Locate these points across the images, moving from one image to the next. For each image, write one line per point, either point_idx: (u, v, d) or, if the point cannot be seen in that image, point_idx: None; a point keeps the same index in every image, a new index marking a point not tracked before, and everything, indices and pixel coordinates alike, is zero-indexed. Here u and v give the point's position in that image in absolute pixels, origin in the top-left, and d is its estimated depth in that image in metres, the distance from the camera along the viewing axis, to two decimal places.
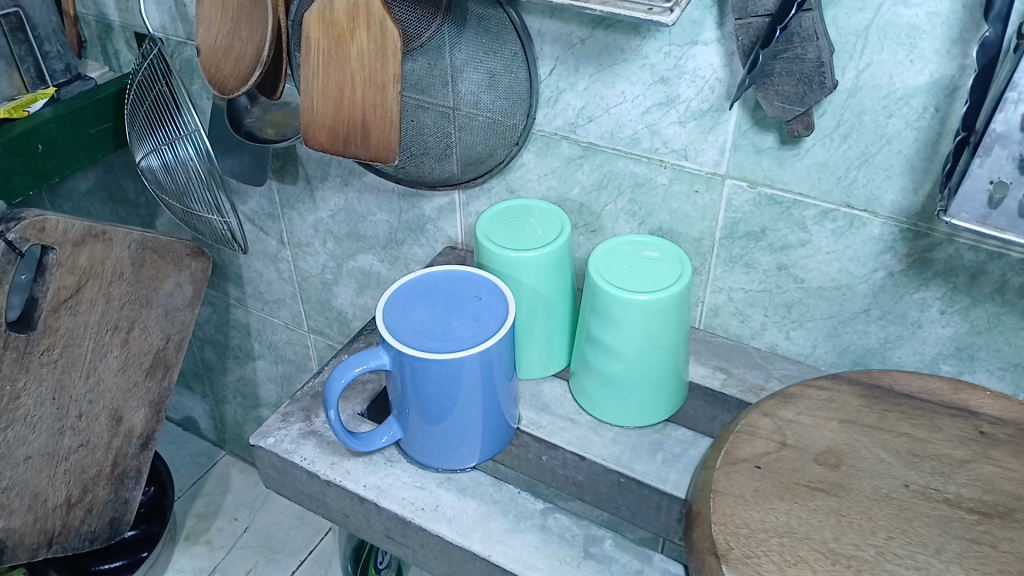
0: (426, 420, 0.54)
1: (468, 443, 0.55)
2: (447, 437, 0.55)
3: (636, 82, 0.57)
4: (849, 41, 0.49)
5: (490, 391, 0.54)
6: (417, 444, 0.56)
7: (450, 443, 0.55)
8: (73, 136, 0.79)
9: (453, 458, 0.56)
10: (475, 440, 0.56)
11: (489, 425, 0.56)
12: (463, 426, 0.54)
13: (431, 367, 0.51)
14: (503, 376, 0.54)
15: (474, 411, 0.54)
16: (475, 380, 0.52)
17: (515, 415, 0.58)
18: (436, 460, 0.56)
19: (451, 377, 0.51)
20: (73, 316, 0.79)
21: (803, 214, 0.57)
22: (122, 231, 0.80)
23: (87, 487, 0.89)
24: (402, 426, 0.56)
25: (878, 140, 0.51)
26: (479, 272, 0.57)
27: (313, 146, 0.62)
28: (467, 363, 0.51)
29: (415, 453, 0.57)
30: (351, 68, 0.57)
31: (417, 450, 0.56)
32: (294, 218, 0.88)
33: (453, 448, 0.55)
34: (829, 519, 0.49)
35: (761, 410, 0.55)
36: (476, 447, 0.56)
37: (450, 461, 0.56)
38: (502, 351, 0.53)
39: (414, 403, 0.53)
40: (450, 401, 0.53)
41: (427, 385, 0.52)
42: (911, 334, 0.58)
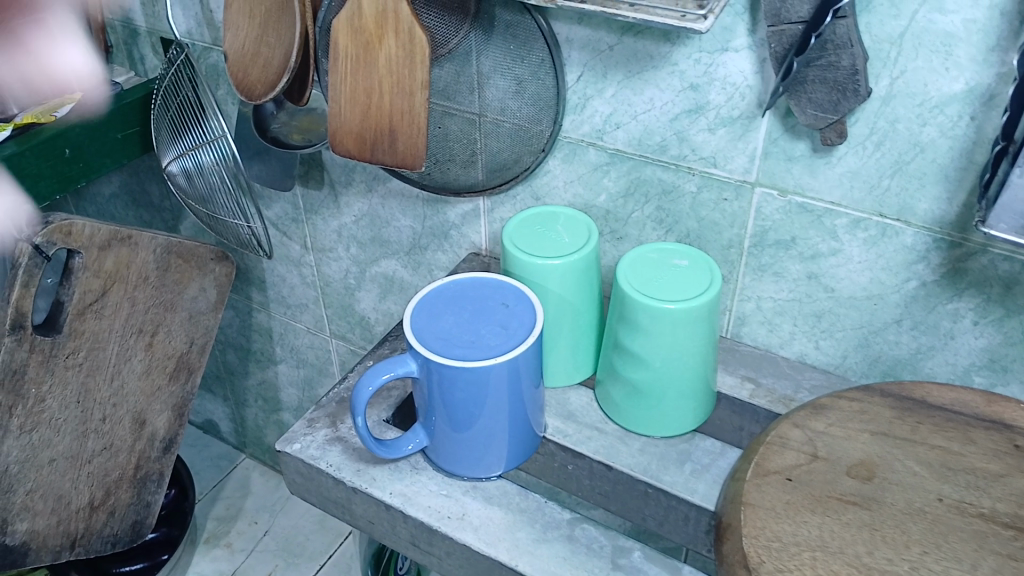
0: (452, 428, 0.54)
1: (494, 452, 0.55)
2: (473, 446, 0.54)
3: (666, 89, 0.56)
4: (883, 48, 0.48)
5: (517, 400, 0.53)
6: (443, 451, 0.56)
7: (476, 451, 0.55)
8: (100, 141, 0.79)
9: (479, 467, 0.56)
10: (502, 448, 0.55)
11: (516, 435, 0.55)
12: (489, 434, 0.54)
13: (457, 374, 0.50)
14: (530, 385, 0.54)
15: (500, 420, 0.54)
16: (502, 389, 0.52)
17: (541, 423, 0.58)
18: (462, 469, 0.56)
19: (478, 384, 0.51)
20: (98, 319, 0.79)
21: (834, 223, 0.56)
22: (147, 236, 0.80)
23: (110, 490, 0.89)
24: (428, 434, 0.55)
25: (911, 148, 0.51)
26: (506, 279, 0.56)
27: (339, 152, 0.62)
28: (494, 372, 0.50)
29: (441, 462, 0.56)
30: (379, 74, 0.57)
31: (443, 459, 0.56)
32: (318, 223, 0.88)
33: (479, 457, 0.55)
34: (862, 533, 0.48)
35: (791, 421, 0.55)
36: (501, 456, 0.56)
37: (476, 469, 0.56)
38: (530, 359, 0.52)
39: (440, 411, 0.53)
40: (476, 409, 0.52)
41: (453, 392, 0.51)
42: (943, 345, 0.57)
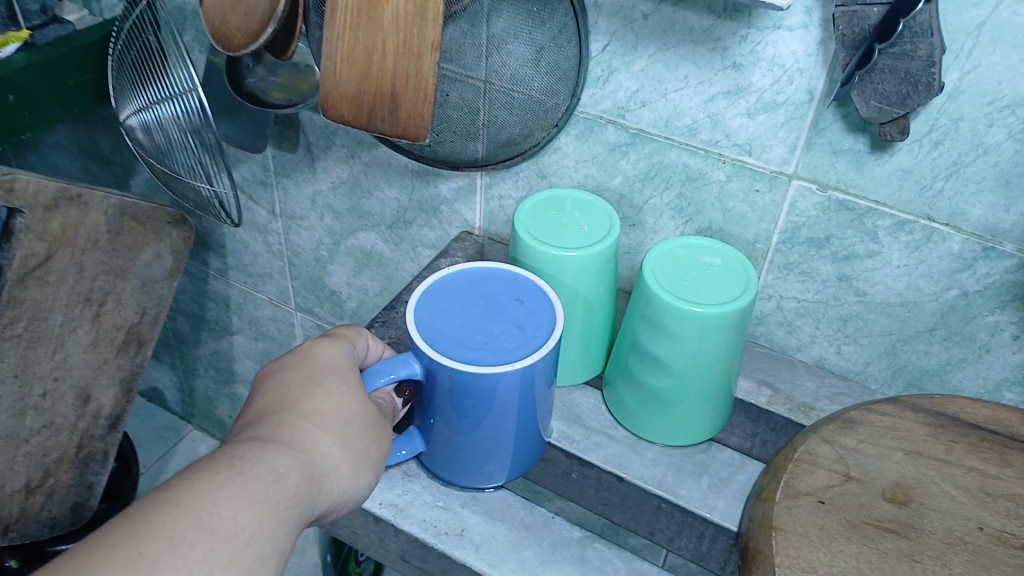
0: (455, 437, 0.48)
1: (497, 465, 0.49)
2: (475, 457, 0.49)
3: (704, 67, 0.51)
4: (958, 40, 0.44)
5: (529, 410, 0.47)
6: (439, 460, 0.50)
7: (478, 462, 0.49)
8: (48, 87, 0.70)
9: (478, 477, 0.50)
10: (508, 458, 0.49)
11: (522, 447, 0.49)
12: (494, 446, 0.48)
13: (468, 380, 0.44)
14: (545, 393, 0.48)
15: (508, 431, 0.48)
16: (515, 397, 0.46)
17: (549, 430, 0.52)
18: (459, 479, 0.50)
19: (490, 393, 0.45)
20: (41, 287, 0.71)
21: (876, 223, 0.52)
22: (99, 195, 0.72)
23: (49, 471, 0.82)
24: (424, 441, 0.49)
25: (973, 150, 0.46)
26: (520, 271, 0.50)
27: (332, 117, 0.55)
28: (510, 380, 0.44)
29: (436, 470, 0.50)
30: (383, 32, 0.50)
31: (438, 467, 0.50)
32: (290, 188, 0.80)
33: (481, 467, 0.49)
34: (901, 565, 0.44)
35: (820, 436, 0.51)
36: (503, 467, 0.50)
37: (474, 480, 0.50)
38: (547, 366, 0.46)
39: (443, 418, 0.47)
40: (485, 419, 0.46)
41: (461, 400, 0.45)
42: (976, 358, 0.54)
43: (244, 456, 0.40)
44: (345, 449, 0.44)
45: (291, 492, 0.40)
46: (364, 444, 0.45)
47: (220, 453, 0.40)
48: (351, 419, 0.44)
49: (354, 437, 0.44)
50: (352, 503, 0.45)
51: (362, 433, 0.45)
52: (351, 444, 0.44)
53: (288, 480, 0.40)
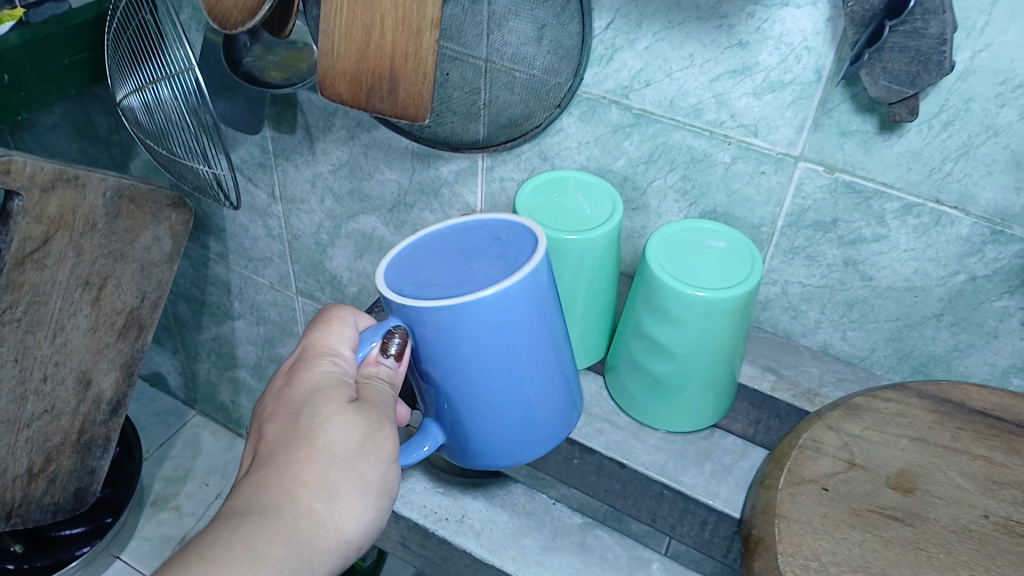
0: (473, 407, 0.42)
1: (534, 425, 0.44)
2: (504, 422, 0.43)
3: (709, 45, 0.50)
4: (971, 17, 0.43)
5: (542, 346, 0.42)
6: (471, 445, 0.45)
7: (511, 431, 0.44)
8: (43, 66, 0.69)
9: (520, 447, 0.45)
10: (538, 407, 0.44)
11: (552, 391, 0.44)
12: (520, 400, 0.43)
13: (451, 320, 0.39)
14: (555, 324, 0.42)
15: (527, 374, 0.42)
16: (514, 328, 0.40)
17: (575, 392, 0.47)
18: (498, 455, 0.45)
19: (482, 330, 0.39)
20: (39, 271, 0.69)
21: (884, 206, 0.51)
22: (97, 176, 0.70)
23: (51, 456, 0.80)
24: (445, 426, 0.45)
25: (984, 131, 0.45)
26: (486, 219, 0.45)
27: (330, 96, 0.54)
28: (496, 302, 0.38)
29: (476, 461, 0.46)
30: (381, 7, 0.49)
31: (472, 453, 0.45)
32: (290, 171, 0.79)
33: (516, 435, 0.44)
34: (906, 553, 0.44)
35: (824, 423, 0.50)
36: (539, 425, 0.45)
37: (516, 452, 0.45)
38: (544, 285, 0.41)
39: (451, 389, 0.42)
40: (492, 370, 0.41)
41: (458, 353, 0.40)
42: (985, 344, 0.53)
43: (224, 538, 0.38)
44: (337, 488, 0.41)
45: (279, 563, 0.38)
46: (356, 469, 0.41)
47: (205, 532, 0.38)
48: (337, 450, 0.41)
49: (343, 470, 0.41)
50: (367, 534, 0.43)
51: (352, 462, 0.41)
52: (343, 480, 0.41)
53: (272, 558, 0.38)
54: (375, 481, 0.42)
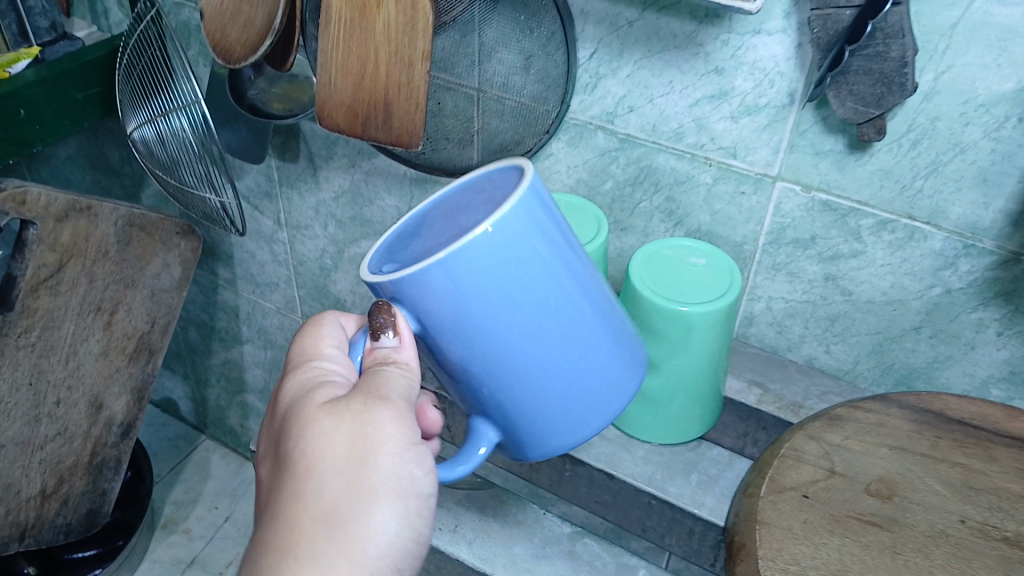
0: (520, 376, 0.40)
1: (597, 366, 0.41)
2: (563, 372, 0.41)
3: (687, 72, 0.52)
4: (933, 40, 0.45)
5: (569, 279, 0.39)
6: (540, 418, 0.42)
7: (560, 390, 0.41)
8: (58, 101, 0.72)
9: (592, 394, 0.42)
10: (583, 356, 0.41)
11: (602, 321, 0.41)
12: (570, 344, 0.40)
13: (454, 283, 0.36)
14: (575, 252, 0.39)
15: (566, 310, 0.39)
16: (526, 264, 0.37)
17: (627, 333, 0.43)
18: (572, 415, 0.42)
19: (492, 280, 0.36)
20: (53, 297, 0.71)
21: (859, 223, 0.53)
22: (109, 206, 0.72)
23: (63, 478, 0.82)
24: (502, 410, 0.42)
25: (951, 148, 0.47)
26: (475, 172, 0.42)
27: (328, 126, 0.57)
28: (494, 240, 0.36)
29: (551, 438, 0.43)
30: (375, 41, 0.52)
31: (546, 425, 0.43)
32: (294, 198, 0.82)
33: (582, 382, 0.41)
34: (884, 557, 0.45)
35: (806, 433, 0.52)
36: (603, 362, 0.42)
37: (590, 401, 0.42)
38: (543, 216, 0.37)
39: (487, 367, 0.39)
40: (521, 325, 0.38)
41: (478, 320, 0.37)
42: (963, 356, 0.55)
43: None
44: (343, 502, 0.38)
45: None
46: (359, 474, 0.38)
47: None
48: (330, 459, 0.38)
49: (345, 478, 0.38)
50: (404, 535, 0.40)
51: (350, 469, 0.38)
52: (350, 489, 0.38)
53: None
54: (389, 479, 0.39)
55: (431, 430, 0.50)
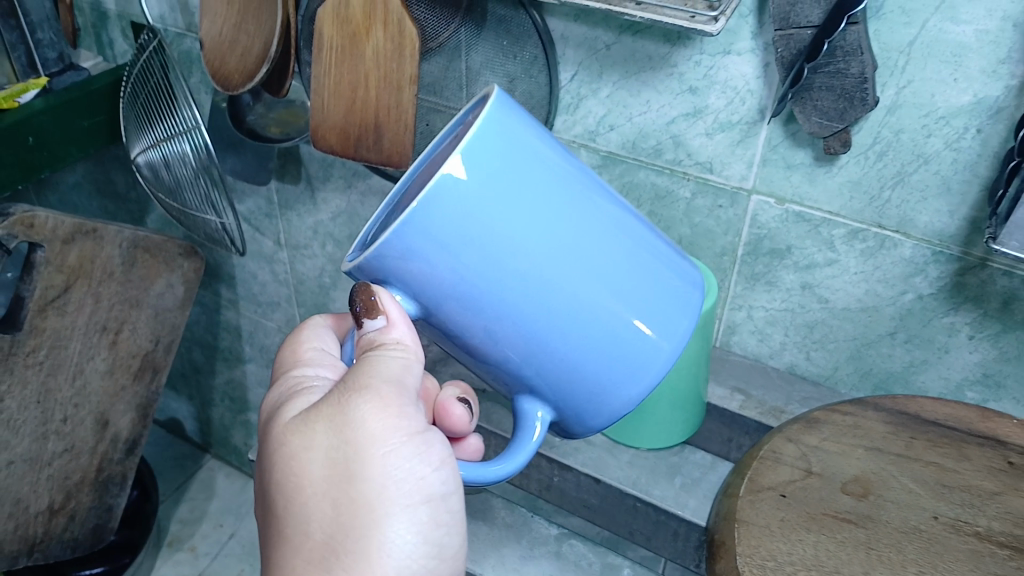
0: (552, 328, 0.37)
1: (640, 297, 0.38)
2: (604, 305, 0.37)
3: (663, 92, 0.55)
4: (892, 57, 0.47)
5: (572, 199, 0.36)
6: (596, 375, 0.38)
7: (593, 340, 0.37)
8: (65, 129, 0.74)
9: (648, 326, 0.38)
10: (610, 293, 0.37)
11: (632, 238, 0.37)
12: (601, 270, 0.36)
13: (440, 236, 0.34)
14: (573, 171, 0.36)
15: (582, 231, 0.36)
16: (511, 191, 0.34)
17: (665, 259, 0.39)
18: (632, 358, 0.38)
19: (480, 221, 0.34)
20: (60, 317, 0.74)
21: (832, 232, 0.55)
22: (114, 229, 0.75)
23: (71, 494, 0.84)
24: (549, 379, 0.39)
25: (915, 159, 0.49)
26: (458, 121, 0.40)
27: (322, 148, 0.59)
28: (466, 170, 0.33)
29: (614, 396, 0.39)
30: (365, 67, 0.55)
31: (608, 381, 0.39)
32: (293, 219, 0.85)
33: (631, 314, 0.37)
34: (858, 552, 0.46)
35: (785, 435, 0.54)
36: (647, 285, 0.38)
37: (646, 335, 0.38)
38: (515, 141, 0.35)
39: (510, 331, 0.37)
40: (533, 267, 0.35)
41: (482, 274, 0.35)
42: (937, 359, 0.56)
43: None
44: (338, 502, 0.38)
45: None
46: (350, 472, 0.38)
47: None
48: (322, 459, 0.38)
49: (337, 479, 0.38)
50: (414, 531, 0.39)
51: (341, 466, 0.38)
52: (343, 488, 0.38)
53: None
54: (386, 475, 0.38)
55: (456, 428, 0.48)
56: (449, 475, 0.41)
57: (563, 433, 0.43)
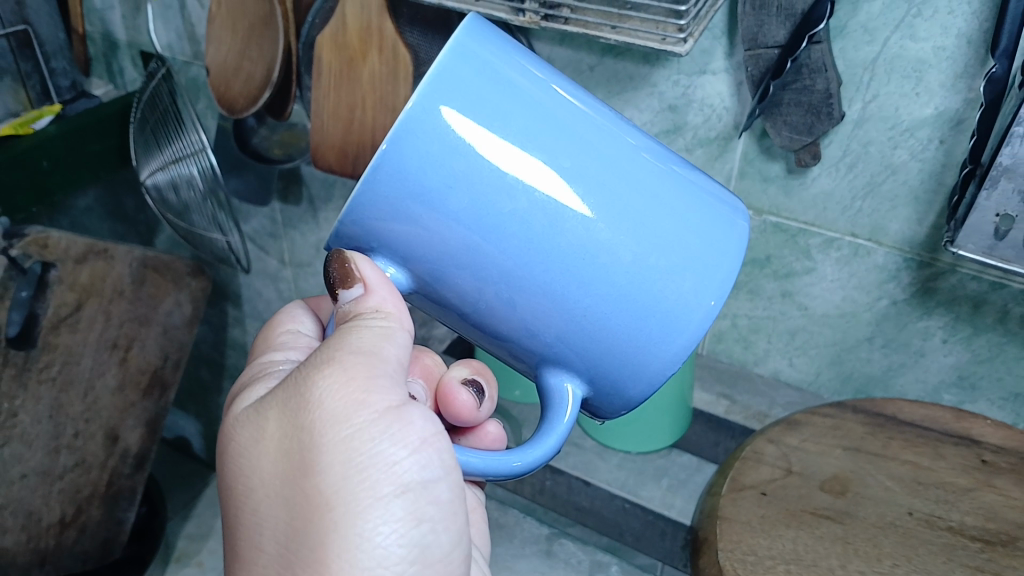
0: (567, 279, 0.33)
1: (667, 234, 0.33)
2: (626, 246, 0.33)
3: (645, 109, 0.58)
4: (857, 73, 0.49)
5: (575, 124, 0.33)
6: (627, 333, 0.34)
7: (613, 291, 0.33)
8: (77, 153, 0.77)
9: (682, 270, 0.34)
10: (628, 231, 0.33)
11: (653, 168, 0.34)
12: (617, 205, 0.33)
13: (424, 179, 0.32)
14: (574, 96, 0.33)
15: (590, 160, 0.32)
16: (499, 120, 0.32)
17: (696, 192, 0.35)
18: (668, 309, 0.34)
19: (468, 157, 0.32)
20: (72, 334, 0.76)
21: (808, 242, 0.57)
22: (123, 249, 0.78)
23: (82, 507, 0.87)
24: (573, 342, 0.35)
25: (883, 170, 0.51)
26: None
27: (321, 166, 0.62)
28: (443, 96, 0.31)
29: (651, 357, 0.35)
30: (362, 90, 0.58)
31: (642, 339, 0.35)
32: (297, 237, 0.88)
33: (660, 256, 0.33)
34: (835, 546, 0.48)
35: (766, 436, 0.56)
36: (678, 220, 0.34)
37: (679, 277, 0.34)
38: (494, 64, 0.32)
39: (515, 286, 0.34)
40: (535, 207, 0.32)
41: (475, 220, 0.32)
42: (914, 363, 0.59)
43: None
44: (300, 482, 0.37)
45: None
46: (313, 451, 0.37)
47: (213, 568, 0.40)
48: (289, 439, 0.38)
49: (299, 457, 0.37)
50: (388, 517, 0.38)
51: (306, 447, 0.37)
52: (305, 468, 0.37)
53: None
54: (351, 454, 0.37)
55: (463, 413, 0.48)
56: (430, 460, 0.39)
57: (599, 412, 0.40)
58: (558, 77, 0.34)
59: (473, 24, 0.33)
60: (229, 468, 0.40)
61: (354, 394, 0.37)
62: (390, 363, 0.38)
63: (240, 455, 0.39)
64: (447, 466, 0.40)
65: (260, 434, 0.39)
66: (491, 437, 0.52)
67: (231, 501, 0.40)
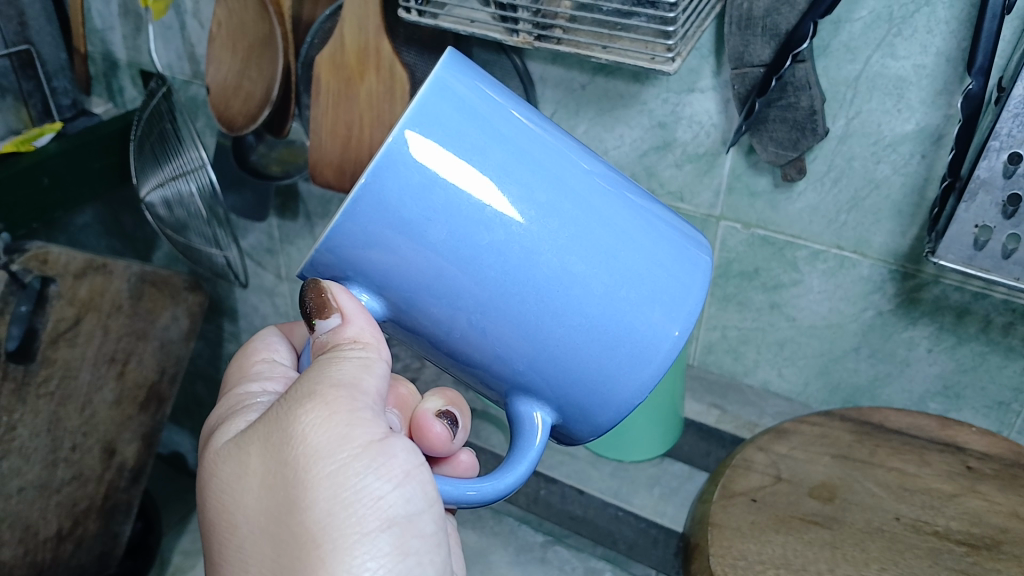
0: (541, 310, 0.34)
1: (639, 266, 0.35)
2: (598, 278, 0.34)
3: (635, 126, 0.59)
4: (841, 91, 0.51)
5: (548, 160, 0.34)
6: (598, 362, 0.36)
7: (587, 321, 0.35)
8: (78, 171, 0.78)
9: (650, 302, 0.35)
10: (600, 265, 0.34)
11: (622, 202, 0.35)
12: (589, 237, 0.34)
13: (404, 210, 0.33)
14: (547, 132, 0.35)
15: (563, 194, 0.34)
16: (475, 153, 0.33)
17: (660, 225, 0.36)
18: (637, 339, 0.35)
19: (446, 188, 0.33)
20: (70, 348, 0.77)
21: (796, 254, 0.59)
22: (122, 264, 0.79)
23: (78, 521, 0.87)
24: (544, 372, 0.36)
25: (867, 184, 0.53)
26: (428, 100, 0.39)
27: (320, 183, 0.63)
28: (423, 131, 0.32)
29: (621, 385, 0.36)
30: (359, 108, 0.59)
31: (613, 367, 0.36)
32: (293, 252, 0.89)
33: (630, 288, 0.35)
34: (823, 551, 0.49)
35: (756, 445, 0.57)
36: (646, 254, 0.35)
37: (647, 308, 0.35)
38: (469, 98, 0.33)
39: (492, 317, 0.35)
40: (513, 240, 0.33)
41: (453, 252, 0.33)
42: (900, 372, 0.60)
43: None
44: (289, 518, 0.38)
45: None
46: (299, 485, 0.38)
47: None
48: (275, 474, 0.39)
49: (287, 493, 0.39)
50: (375, 550, 0.39)
51: (292, 482, 0.38)
52: (293, 504, 0.38)
53: None
54: (339, 487, 0.38)
55: (437, 444, 0.49)
56: (414, 492, 0.40)
57: (569, 439, 0.41)
58: (530, 110, 0.35)
59: (451, 59, 0.34)
60: (217, 504, 0.41)
61: (337, 430, 0.38)
62: (372, 397, 0.39)
63: (228, 490, 0.40)
64: (430, 498, 0.41)
65: (246, 470, 0.40)
66: (464, 465, 0.53)
67: (219, 535, 0.41)
